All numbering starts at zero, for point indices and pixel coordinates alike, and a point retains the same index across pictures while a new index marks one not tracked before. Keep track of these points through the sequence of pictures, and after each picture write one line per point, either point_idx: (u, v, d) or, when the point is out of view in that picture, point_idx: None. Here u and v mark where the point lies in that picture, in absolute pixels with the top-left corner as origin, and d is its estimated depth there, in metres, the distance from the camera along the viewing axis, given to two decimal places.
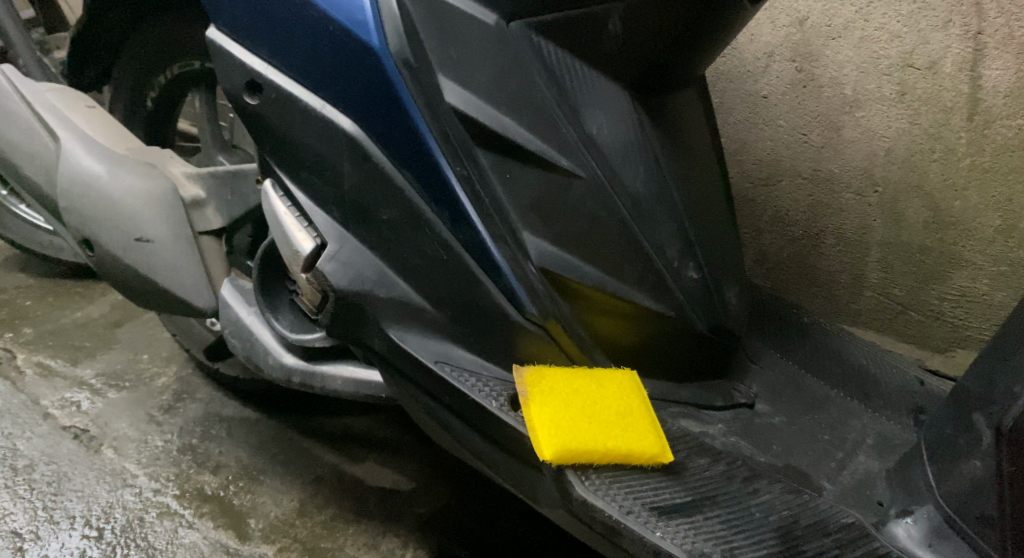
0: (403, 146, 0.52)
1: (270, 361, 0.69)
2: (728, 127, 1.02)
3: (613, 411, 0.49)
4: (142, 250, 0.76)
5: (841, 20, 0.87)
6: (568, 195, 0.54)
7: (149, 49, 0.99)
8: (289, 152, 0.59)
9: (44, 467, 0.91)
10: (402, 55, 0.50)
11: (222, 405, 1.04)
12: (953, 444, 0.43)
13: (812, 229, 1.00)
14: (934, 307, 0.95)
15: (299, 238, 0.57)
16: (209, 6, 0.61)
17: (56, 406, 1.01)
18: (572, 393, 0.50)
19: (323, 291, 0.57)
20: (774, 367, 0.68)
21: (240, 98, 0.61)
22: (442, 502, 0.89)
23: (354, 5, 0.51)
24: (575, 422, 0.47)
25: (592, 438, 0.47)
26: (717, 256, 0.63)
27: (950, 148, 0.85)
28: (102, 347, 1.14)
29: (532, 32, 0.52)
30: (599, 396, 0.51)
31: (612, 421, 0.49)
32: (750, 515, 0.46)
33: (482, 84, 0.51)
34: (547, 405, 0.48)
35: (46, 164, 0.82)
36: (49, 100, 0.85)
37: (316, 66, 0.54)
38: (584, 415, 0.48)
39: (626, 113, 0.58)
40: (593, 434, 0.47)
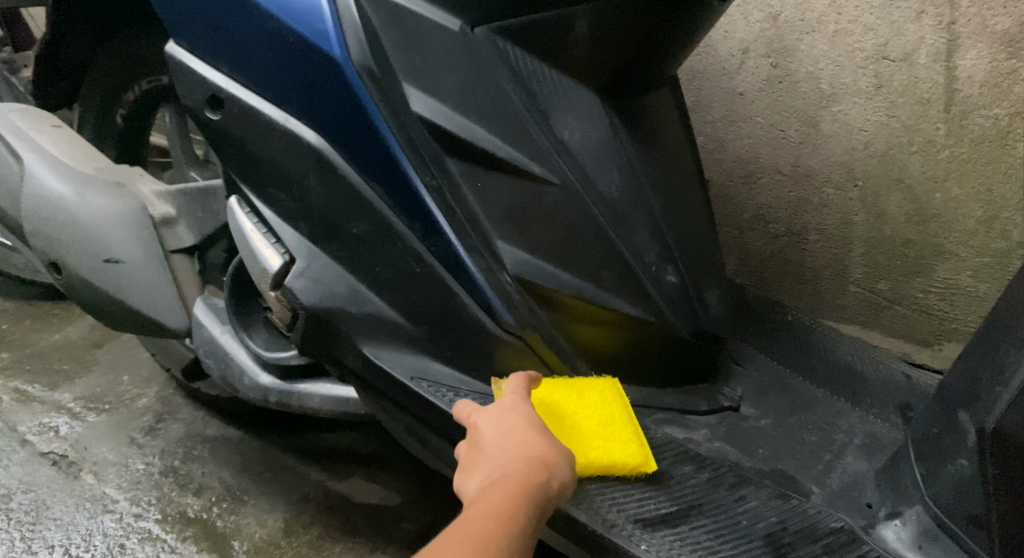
0: (371, 158, 0.51)
1: (246, 381, 0.68)
2: (707, 126, 1.01)
3: (594, 422, 0.48)
4: (112, 271, 0.74)
5: (814, 14, 0.86)
6: (541, 203, 0.53)
7: (116, 65, 0.98)
8: (255, 168, 0.57)
9: (22, 496, 0.89)
10: (364, 65, 0.48)
11: (205, 424, 1.02)
12: (940, 444, 0.42)
13: (795, 225, 0.99)
14: (918, 300, 0.94)
15: (266, 255, 0.56)
16: (167, 21, 0.60)
17: (34, 432, 0.99)
18: (551, 404, 0.48)
19: (293, 309, 0.55)
20: (760, 368, 0.67)
21: (202, 115, 0.59)
22: (430, 518, 0.87)
23: (314, 16, 0.49)
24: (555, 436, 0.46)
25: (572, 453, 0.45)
26: (697, 259, 0.62)
27: (929, 140, 0.85)
28: (81, 369, 1.12)
29: (498, 36, 0.51)
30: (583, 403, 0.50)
31: (593, 433, 0.47)
32: (737, 523, 0.45)
33: (448, 91, 0.50)
34: None
35: (11, 186, 0.79)
36: (13, 121, 0.83)
37: (277, 78, 0.53)
38: (563, 429, 0.46)
39: (598, 118, 0.57)
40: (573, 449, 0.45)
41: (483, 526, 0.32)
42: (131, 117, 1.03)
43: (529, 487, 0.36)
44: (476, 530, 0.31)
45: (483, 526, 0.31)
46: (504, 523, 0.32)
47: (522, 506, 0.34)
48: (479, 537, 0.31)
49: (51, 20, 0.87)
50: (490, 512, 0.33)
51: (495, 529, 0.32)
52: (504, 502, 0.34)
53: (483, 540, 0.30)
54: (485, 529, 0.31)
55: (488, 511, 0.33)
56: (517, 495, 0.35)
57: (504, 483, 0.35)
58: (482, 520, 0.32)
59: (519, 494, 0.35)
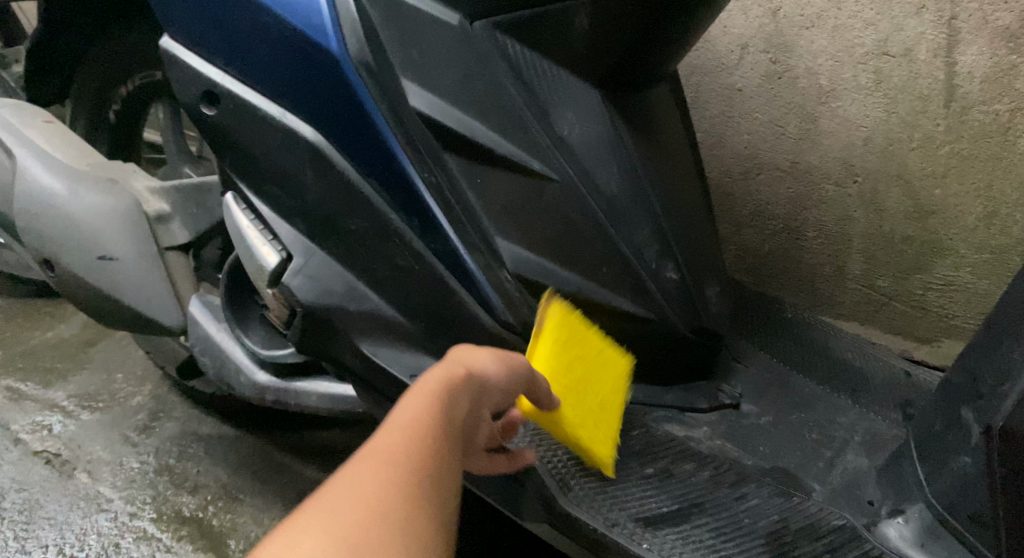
0: (369, 154, 0.50)
1: (242, 379, 0.67)
2: (705, 122, 1.01)
3: (597, 401, 0.48)
4: (105, 268, 0.73)
5: (814, 9, 0.86)
6: (541, 199, 0.53)
7: (108, 60, 0.96)
8: (251, 164, 0.57)
9: (15, 495, 0.88)
10: (361, 59, 0.47)
11: (200, 423, 1.01)
12: (942, 441, 0.42)
13: (794, 222, 0.99)
14: (917, 297, 0.94)
15: (263, 252, 0.55)
16: (161, 15, 0.59)
17: (26, 430, 0.98)
18: (578, 358, 0.47)
19: (291, 308, 0.55)
20: (760, 366, 0.66)
21: (197, 110, 0.59)
22: None
23: (310, 6, 0.48)
24: (569, 390, 0.45)
25: (574, 417, 0.45)
26: (697, 255, 0.62)
27: (928, 136, 0.85)
28: (74, 367, 1.11)
29: (497, 30, 0.51)
30: (592, 368, 0.49)
31: (592, 409, 0.47)
32: (739, 522, 0.45)
33: (447, 86, 0.50)
34: (558, 356, 0.45)
35: (2, 183, 0.78)
36: (5, 117, 0.82)
37: (273, 73, 0.52)
38: (576, 388, 0.46)
39: (597, 113, 0.56)
40: (575, 412, 0.45)
41: (400, 433, 0.28)
42: (123, 113, 1.02)
43: (450, 391, 0.32)
44: (392, 437, 0.27)
45: (398, 434, 0.27)
46: (423, 426, 0.28)
47: (442, 409, 0.30)
48: (395, 444, 0.27)
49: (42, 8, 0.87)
50: (405, 420, 0.28)
51: (414, 436, 0.28)
52: (423, 408, 0.30)
53: (401, 445, 0.27)
54: (401, 436, 0.27)
55: (405, 416, 0.29)
56: (436, 400, 0.31)
57: (423, 387, 0.32)
58: (397, 426, 0.28)
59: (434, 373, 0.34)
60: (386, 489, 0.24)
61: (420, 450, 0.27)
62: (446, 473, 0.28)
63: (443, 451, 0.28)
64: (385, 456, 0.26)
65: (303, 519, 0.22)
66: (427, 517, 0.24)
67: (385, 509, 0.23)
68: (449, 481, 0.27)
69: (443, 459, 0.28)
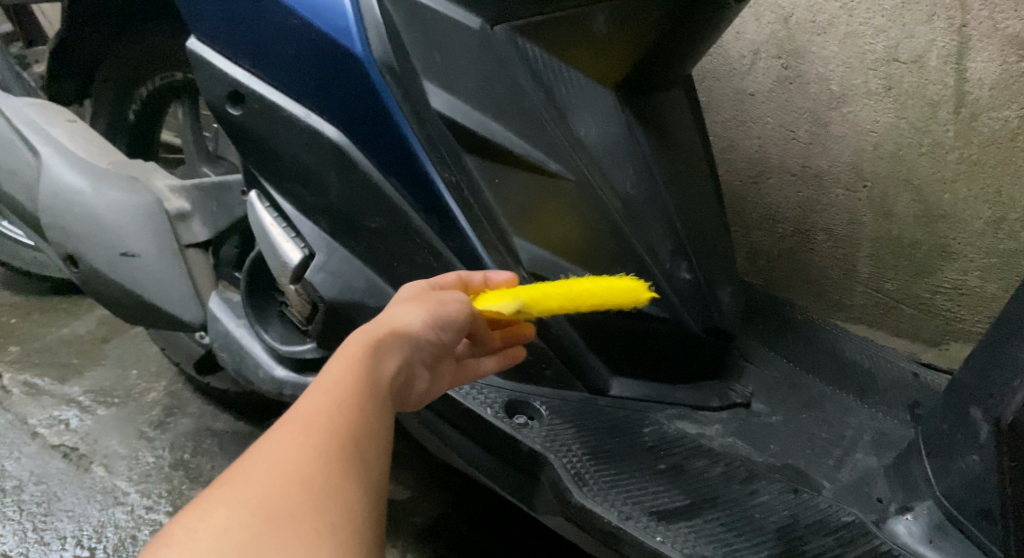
0: (391, 155, 0.52)
1: (261, 374, 0.69)
2: (716, 126, 1.02)
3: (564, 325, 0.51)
4: (127, 264, 0.75)
5: (825, 16, 0.87)
6: (558, 198, 0.54)
7: (129, 61, 0.98)
8: (275, 163, 0.59)
9: (33, 487, 0.90)
10: (385, 62, 0.49)
11: (214, 418, 1.02)
12: (949, 440, 0.43)
13: (803, 225, 1.00)
14: (926, 300, 0.95)
15: (286, 248, 0.57)
16: (188, 17, 0.60)
17: (44, 425, 1.00)
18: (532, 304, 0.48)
19: (313, 303, 0.57)
20: (771, 366, 0.67)
21: (223, 110, 0.60)
22: (439, 512, 0.84)
23: (335, 10, 0.49)
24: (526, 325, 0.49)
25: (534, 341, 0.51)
26: (710, 256, 0.63)
27: (938, 142, 0.85)
28: (90, 363, 1.12)
29: (517, 35, 0.52)
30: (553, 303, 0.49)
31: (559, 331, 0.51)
32: (749, 517, 0.46)
33: (468, 89, 0.51)
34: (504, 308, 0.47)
35: (27, 180, 0.80)
36: (29, 115, 0.84)
37: (298, 75, 0.54)
38: None
39: (615, 115, 0.58)
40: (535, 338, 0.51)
41: (321, 399, 0.31)
42: (143, 113, 1.04)
43: (374, 350, 0.35)
44: (313, 403, 0.30)
45: (319, 399, 0.30)
46: (343, 390, 0.31)
47: (366, 368, 0.34)
48: (316, 409, 0.30)
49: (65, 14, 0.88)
50: (327, 385, 0.31)
51: (337, 400, 0.31)
52: (345, 371, 0.33)
53: (322, 410, 0.30)
54: (323, 402, 0.30)
55: (327, 381, 0.32)
56: (359, 361, 0.34)
57: (347, 350, 0.34)
58: (318, 392, 0.31)
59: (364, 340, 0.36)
60: (305, 453, 0.27)
61: (340, 413, 0.30)
62: (370, 426, 0.31)
63: (366, 410, 0.31)
64: (306, 423, 0.29)
65: (227, 493, 0.25)
66: (348, 471, 0.28)
67: (306, 472, 0.27)
68: (373, 435, 0.31)
69: (366, 415, 0.31)
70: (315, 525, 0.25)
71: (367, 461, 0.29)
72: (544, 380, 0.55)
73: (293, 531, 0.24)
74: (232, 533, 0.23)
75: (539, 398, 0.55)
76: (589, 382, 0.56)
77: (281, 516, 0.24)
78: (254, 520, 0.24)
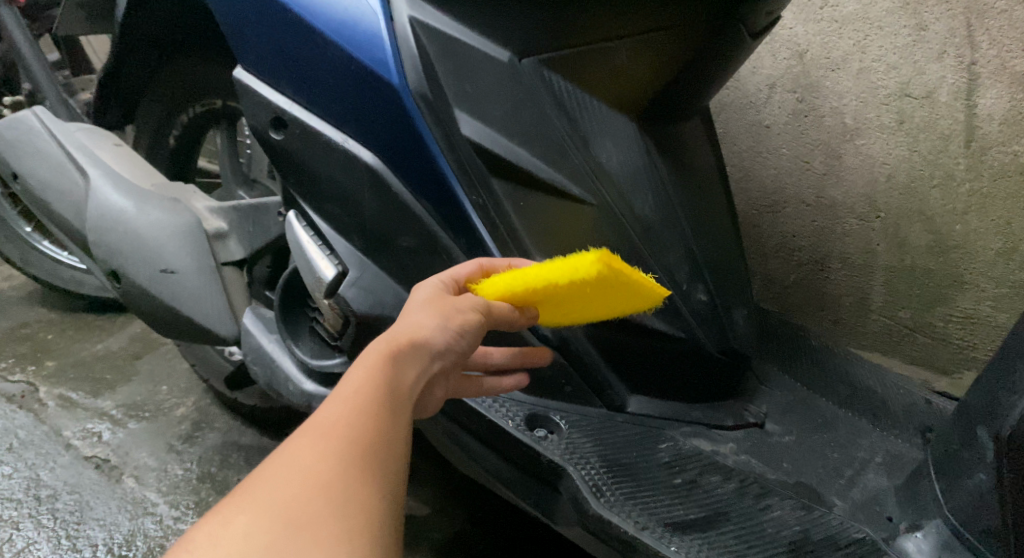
0: (425, 179, 0.56)
1: (291, 387, 0.72)
2: (734, 156, 1.05)
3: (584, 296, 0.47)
4: (166, 280, 0.79)
5: (839, 53, 0.91)
6: (580, 221, 0.57)
7: (172, 89, 1.04)
8: (313, 185, 0.63)
9: (67, 497, 0.93)
10: (420, 92, 0.53)
11: (240, 433, 1.05)
12: (958, 459, 0.45)
13: (819, 254, 1.02)
14: (938, 329, 0.96)
15: (321, 265, 0.61)
16: (235, 47, 0.65)
17: (78, 437, 1.03)
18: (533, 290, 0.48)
19: (345, 316, 0.61)
20: (785, 388, 0.69)
21: (265, 134, 0.65)
22: (457, 528, 0.86)
23: (374, 44, 0.54)
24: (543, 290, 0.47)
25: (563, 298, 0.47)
26: (725, 279, 0.65)
27: (949, 174, 0.87)
28: (122, 378, 1.16)
29: (543, 67, 0.55)
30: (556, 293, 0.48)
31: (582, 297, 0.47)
32: (762, 530, 0.48)
33: (495, 116, 0.54)
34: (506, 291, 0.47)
35: (76, 200, 0.85)
36: (78, 139, 0.89)
37: (338, 103, 0.58)
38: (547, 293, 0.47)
39: (634, 143, 0.61)
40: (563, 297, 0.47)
41: (342, 407, 0.33)
42: (183, 138, 1.10)
43: (392, 362, 0.37)
44: (334, 411, 0.33)
45: (341, 408, 0.33)
46: (363, 399, 0.34)
47: (382, 382, 0.36)
48: (337, 418, 0.32)
49: (114, 49, 0.93)
50: (348, 393, 0.34)
51: (355, 408, 0.33)
52: (363, 382, 0.35)
53: (342, 419, 0.32)
54: (342, 410, 0.33)
55: (346, 391, 0.34)
56: (379, 372, 0.36)
57: (367, 360, 0.37)
58: (339, 400, 0.34)
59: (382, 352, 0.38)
60: (326, 458, 0.30)
61: (360, 421, 0.33)
62: (389, 431, 0.34)
63: (385, 420, 0.34)
64: (327, 430, 0.31)
65: (256, 496, 0.28)
66: (367, 476, 0.31)
67: (327, 477, 0.29)
68: (391, 441, 0.33)
69: (385, 423, 0.34)
70: (334, 527, 0.27)
71: (385, 463, 0.32)
72: (564, 395, 0.58)
73: (313, 532, 0.27)
74: (258, 533, 0.26)
75: (559, 412, 0.57)
76: (608, 399, 0.58)
77: (302, 518, 0.27)
78: (278, 523, 0.27)
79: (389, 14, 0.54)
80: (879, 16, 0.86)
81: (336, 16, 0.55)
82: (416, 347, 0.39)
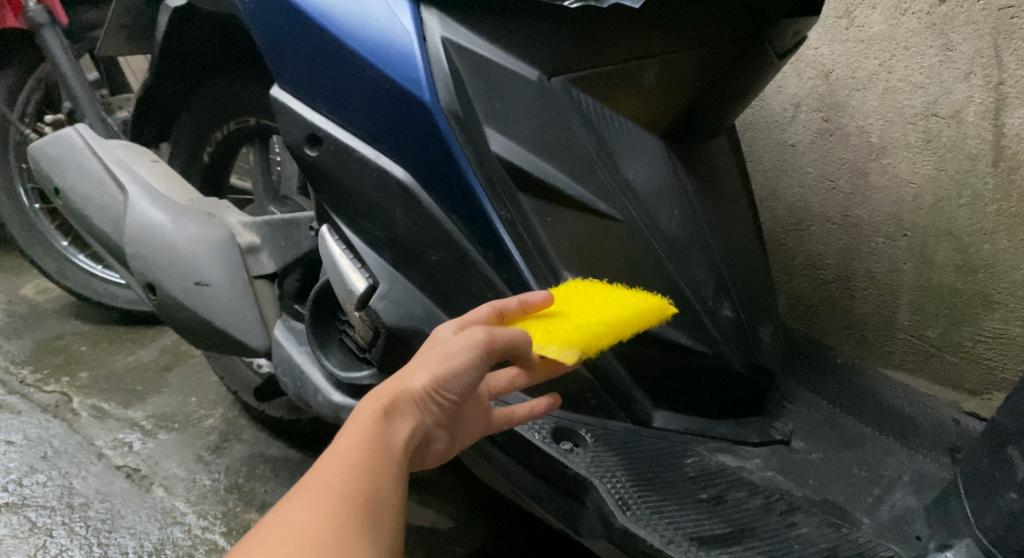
0: (455, 196, 0.58)
1: (320, 399, 0.74)
2: (759, 174, 1.07)
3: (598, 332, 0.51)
4: (200, 292, 0.82)
5: (865, 73, 0.91)
6: (606, 236, 0.58)
7: (207, 107, 1.08)
8: (346, 200, 0.65)
9: (99, 505, 0.96)
10: (451, 110, 0.55)
11: (267, 445, 1.07)
12: (989, 480, 0.45)
13: (844, 272, 1.02)
14: (966, 349, 0.94)
15: (352, 278, 0.64)
16: (273, 67, 0.67)
17: (110, 446, 1.06)
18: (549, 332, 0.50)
19: (375, 328, 0.64)
20: (811, 406, 0.69)
21: (301, 150, 0.67)
22: (481, 542, 0.86)
23: (407, 63, 0.56)
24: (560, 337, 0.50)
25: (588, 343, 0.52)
26: (751, 297, 0.66)
27: (977, 194, 0.87)
28: (153, 390, 1.19)
29: (571, 85, 0.56)
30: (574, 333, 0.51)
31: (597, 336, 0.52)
32: (788, 547, 0.49)
33: (524, 134, 0.55)
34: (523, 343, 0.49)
35: (114, 214, 0.88)
36: (117, 155, 0.93)
37: (372, 121, 0.60)
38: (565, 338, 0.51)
39: (661, 160, 0.61)
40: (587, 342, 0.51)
41: (334, 466, 0.35)
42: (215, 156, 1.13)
43: (385, 418, 0.38)
44: (329, 471, 0.34)
45: (334, 466, 0.35)
46: (356, 457, 0.35)
47: (377, 437, 0.37)
48: (330, 477, 0.34)
49: (153, 69, 0.97)
50: (341, 452, 0.36)
51: (347, 466, 0.35)
52: (358, 439, 0.36)
53: (336, 477, 0.34)
54: (335, 469, 0.34)
55: (339, 449, 0.36)
56: (372, 429, 0.37)
57: (360, 418, 0.38)
58: (332, 459, 0.35)
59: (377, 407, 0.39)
60: (316, 519, 0.31)
61: (353, 479, 0.34)
62: (380, 491, 0.35)
63: (378, 476, 0.35)
64: (321, 488, 0.33)
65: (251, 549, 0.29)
66: (359, 535, 0.32)
67: (317, 537, 0.30)
68: (383, 500, 0.35)
69: (377, 479, 0.35)
70: None
71: (377, 523, 0.33)
72: (590, 409, 0.59)
73: None
74: None
75: (585, 426, 0.58)
76: (633, 414, 0.59)
77: None
78: None
79: (422, 34, 0.56)
80: (904, 37, 0.87)
81: (371, 37, 0.58)
82: (409, 402, 0.40)
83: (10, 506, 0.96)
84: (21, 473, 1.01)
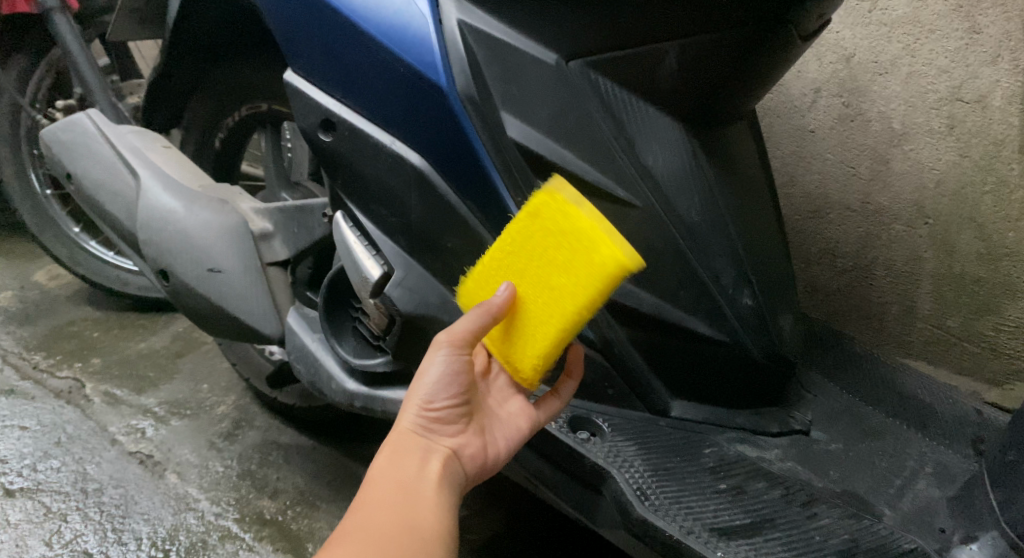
0: (472, 184, 0.58)
1: (333, 386, 0.74)
2: (776, 161, 1.05)
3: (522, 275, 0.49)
4: (214, 279, 0.82)
5: (888, 56, 0.89)
6: (624, 223, 0.57)
7: (215, 93, 1.06)
8: (360, 187, 0.65)
9: (113, 490, 0.97)
10: (467, 94, 0.55)
11: (279, 432, 1.08)
12: (1016, 471, 0.44)
13: (863, 261, 1.00)
14: (988, 338, 0.93)
15: (367, 266, 0.63)
16: (286, 52, 0.66)
17: (122, 433, 1.07)
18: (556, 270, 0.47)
19: (391, 315, 0.64)
20: (829, 396, 0.69)
21: (315, 136, 0.66)
22: (494, 530, 0.87)
23: (423, 47, 0.55)
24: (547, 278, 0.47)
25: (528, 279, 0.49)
26: (772, 285, 0.64)
27: (1002, 181, 0.85)
28: (164, 377, 1.20)
29: (590, 69, 0.55)
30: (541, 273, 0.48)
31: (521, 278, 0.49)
32: (811, 538, 0.49)
33: (543, 118, 0.55)
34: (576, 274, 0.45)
35: (127, 201, 0.88)
36: (130, 140, 0.92)
37: (386, 106, 0.59)
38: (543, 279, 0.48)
39: (679, 144, 0.59)
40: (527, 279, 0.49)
41: (360, 515, 0.44)
42: (228, 142, 1.11)
43: (393, 461, 0.48)
44: (357, 527, 0.43)
45: (360, 515, 0.44)
46: (379, 503, 0.45)
47: (391, 481, 0.47)
48: (359, 524, 0.43)
49: (163, 51, 0.96)
50: (365, 501, 0.45)
51: (373, 510, 0.44)
52: (377, 490, 0.46)
53: (362, 522, 0.43)
54: (361, 517, 0.44)
55: (363, 505, 0.45)
56: (388, 474, 0.47)
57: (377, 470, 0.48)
58: (358, 509, 0.45)
59: (389, 456, 0.48)
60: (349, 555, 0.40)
61: (379, 519, 0.44)
62: (411, 522, 0.44)
63: (399, 511, 0.44)
64: (354, 530, 0.43)
65: None
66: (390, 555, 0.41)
67: None
68: (417, 529, 0.44)
69: (399, 512, 0.44)
70: None
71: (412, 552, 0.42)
72: (607, 398, 0.59)
73: None
74: None
75: (601, 415, 0.59)
76: (651, 403, 0.60)
77: None
78: None
79: (438, 18, 0.55)
80: (930, 19, 0.84)
81: (386, 20, 0.57)
82: (410, 438, 0.50)
83: (25, 491, 0.97)
84: (35, 459, 1.03)
